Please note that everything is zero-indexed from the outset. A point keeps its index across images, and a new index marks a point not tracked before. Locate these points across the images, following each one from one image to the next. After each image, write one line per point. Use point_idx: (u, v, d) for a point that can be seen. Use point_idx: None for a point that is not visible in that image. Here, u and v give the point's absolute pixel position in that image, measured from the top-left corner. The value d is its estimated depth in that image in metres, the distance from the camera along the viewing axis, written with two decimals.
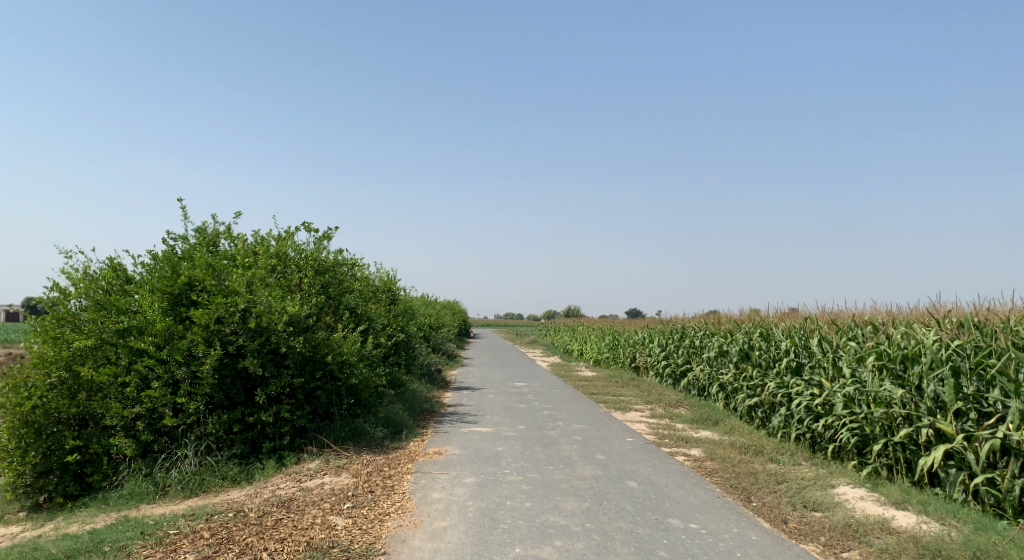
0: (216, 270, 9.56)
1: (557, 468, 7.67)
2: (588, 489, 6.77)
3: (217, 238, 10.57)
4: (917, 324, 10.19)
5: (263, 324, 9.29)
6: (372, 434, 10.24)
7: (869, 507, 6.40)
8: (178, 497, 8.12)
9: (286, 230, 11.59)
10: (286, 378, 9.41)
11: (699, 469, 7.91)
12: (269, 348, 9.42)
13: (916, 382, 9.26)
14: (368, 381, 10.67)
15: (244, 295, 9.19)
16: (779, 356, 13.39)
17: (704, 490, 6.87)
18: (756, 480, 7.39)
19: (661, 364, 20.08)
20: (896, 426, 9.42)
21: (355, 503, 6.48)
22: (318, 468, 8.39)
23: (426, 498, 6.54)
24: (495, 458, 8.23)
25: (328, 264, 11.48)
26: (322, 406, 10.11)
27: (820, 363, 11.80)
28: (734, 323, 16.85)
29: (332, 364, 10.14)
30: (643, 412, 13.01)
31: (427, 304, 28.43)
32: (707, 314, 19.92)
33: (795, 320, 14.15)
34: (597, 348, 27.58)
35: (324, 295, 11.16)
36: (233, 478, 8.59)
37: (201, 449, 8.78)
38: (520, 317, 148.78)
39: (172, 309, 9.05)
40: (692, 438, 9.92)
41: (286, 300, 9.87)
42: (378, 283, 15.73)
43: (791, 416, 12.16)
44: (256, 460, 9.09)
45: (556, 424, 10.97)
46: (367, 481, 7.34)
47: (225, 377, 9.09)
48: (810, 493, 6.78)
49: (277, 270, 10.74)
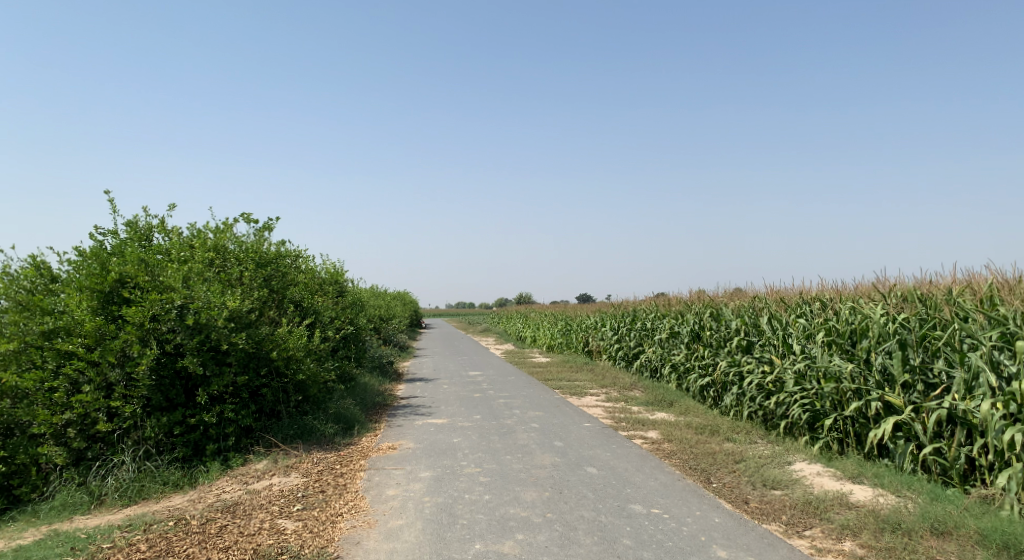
0: (150, 265, 9.03)
1: (515, 457, 7.50)
2: (548, 478, 6.62)
3: (149, 232, 10.00)
4: (864, 299, 10.35)
5: (202, 320, 8.82)
6: (322, 430, 9.89)
7: (827, 482, 6.42)
8: (115, 507, 7.67)
9: (224, 222, 11.06)
10: (229, 376, 8.98)
11: (657, 452, 7.86)
12: (210, 345, 8.97)
13: (864, 356, 9.40)
14: (316, 376, 10.30)
15: (180, 290, 8.72)
16: (729, 335, 13.50)
17: (664, 473, 6.79)
18: (715, 460, 7.36)
19: (614, 348, 20.14)
20: (846, 400, 9.55)
21: (305, 505, 6.18)
22: (266, 469, 8.04)
23: (380, 496, 6.28)
24: (451, 450, 8.00)
25: (270, 257, 11.01)
26: (269, 404, 9.71)
27: (770, 341, 11.92)
28: (684, 305, 16.98)
29: (278, 360, 9.74)
30: (597, 397, 12.98)
31: (376, 295, 27.90)
32: (658, 297, 20.05)
33: (744, 299, 14.29)
34: (549, 334, 27.58)
35: (267, 289, 10.72)
36: (176, 483, 8.16)
37: (140, 454, 8.32)
38: (471, 306, 148.42)
39: (103, 308, 8.53)
40: (649, 420, 9.88)
41: (226, 295, 9.41)
42: (324, 275, 15.26)
43: (743, 395, 12.28)
44: (199, 463, 8.67)
45: (511, 412, 10.83)
46: (318, 481, 7.04)
47: (163, 378, 8.63)
48: (768, 471, 6.78)
49: (216, 264, 10.24)
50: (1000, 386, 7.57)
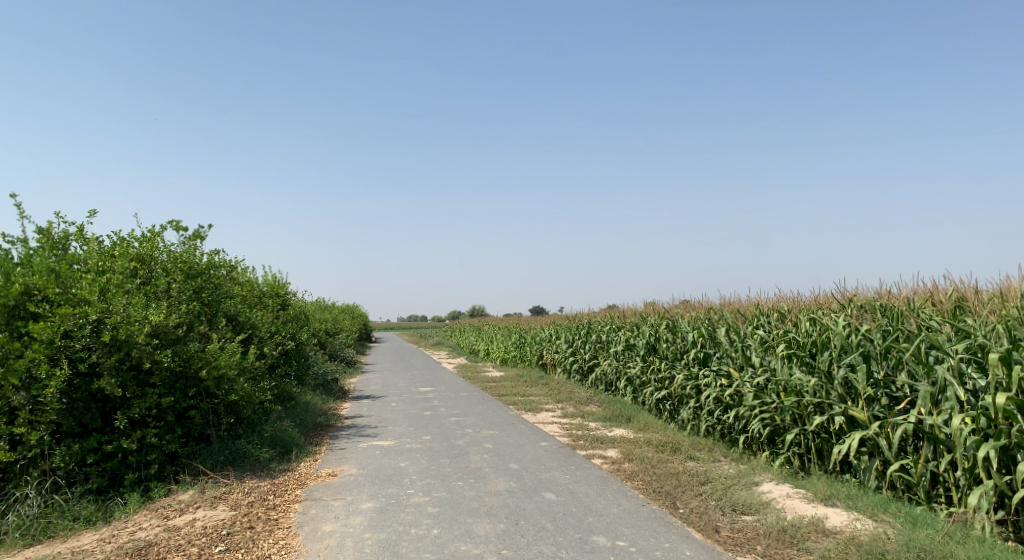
0: (62, 276, 8.18)
1: (467, 484, 6.91)
2: (502, 507, 6.06)
3: (66, 240, 9.12)
4: (824, 310, 10.12)
5: (121, 337, 8.00)
6: (256, 455, 9.14)
7: (798, 505, 6.02)
8: (16, 547, 6.79)
9: (150, 229, 10.21)
10: (152, 397, 8.15)
11: (619, 473, 7.38)
12: (130, 364, 8.13)
13: (825, 369, 9.15)
14: (251, 397, 9.52)
15: (96, 304, 7.89)
16: (686, 347, 13.20)
17: (628, 498, 6.30)
18: (679, 482, 6.91)
19: (568, 361, 19.71)
20: (807, 415, 9.28)
21: (228, 545, 5.49)
22: (191, 500, 7.27)
23: (315, 533, 5.62)
24: (397, 476, 7.38)
25: (201, 267, 10.21)
26: (197, 427, 8.89)
27: (728, 353, 11.63)
28: (639, 316, 16.68)
29: (208, 379, 8.95)
30: (553, 413, 12.47)
31: (323, 309, 26.94)
32: (612, 308, 19.71)
33: (701, 311, 14.02)
34: (503, 347, 27.03)
35: (197, 302, 9.92)
36: (88, 518, 7.33)
37: (46, 487, 7.45)
38: (423, 319, 146.82)
39: (7, 325, 7.66)
40: (607, 438, 9.42)
41: (150, 309, 8.60)
42: (264, 287, 14.43)
43: (701, 408, 11.98)
44: (116, 495, 7.83)
45: (463, 431, 10.24)
46: (247, 515, 6.33)
47: (76, 400, 7.75)
48: (736, 494, 6.35)
49: (140, 274, 9.41)
50: (967, 400, 7.33)
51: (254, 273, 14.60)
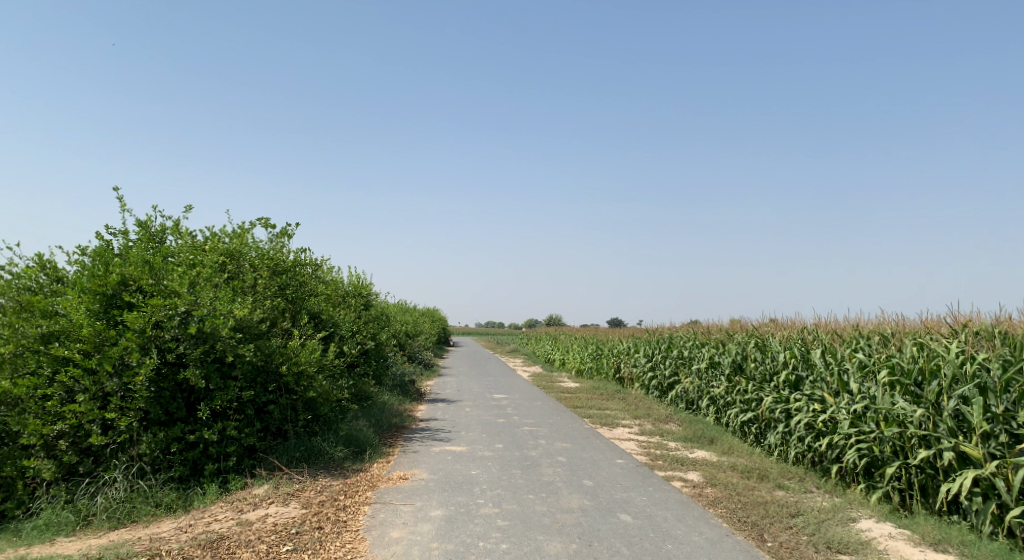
0: (155, 267, 8.46)
1: (539, 498, 6.66)
2: (575, 526, 5.78)
3: (162, 234, 9.45)
4: (933, 335, 9.35)
5: (207, 329, 8.18)
6: (331, 454, 9.18)
7: (903, 548, 5.46)
8: (101, 530, 7.04)
9: (240, 226, 10.48)
10: (233, 390, 8.30)
11: (700, 498, 6.96)
12: (214, 357, 8.30)
13: (933, 400, 8.43)
14: (329, 394, 9.57)
15: (185, 296, 8.11)
16: (776, 369, 12.53)
17: (710, 526, 5.89)
18: (766, 512, 6.43)
19: (647, 376, 19.17)
20: (910, 448, 8.58)
21: (296, 545, 5.44)
22: (266, 495, 7.34)
23: (382, 539, 5.50)
24: (468, 484, 7.20)
25: (287, 265, 10.40)
26: (275, 423, 9.02)
27: (822, 377, 10.94)
28: (725, 334, 16.01)
29: (288, 375, 9.07)
30: (630, 429, 12.06)
31: (404, 311, 27.28)
32: (696, 324, 19.04)
33: (793, 330, 13.29)
34: (580, 358, 26.64)
35: (282, 299, 10.10)
36: (169, 505, 7.50)
37: (133, 472, 7.68)
38: (501, 326, 147.65)
39: (104, 313, 7.98)
40: (688, 459, 8.97)
41: (236, 303, 8.78)
42: (348, 287, 14.64)
43: (790, 434, 11.33)
44: (196, 484, 8.00)
45: (537, 442, 10.00)
46: (318, 515, 6.29)
47: (163, 389, 7.97)
48: (831, 530, 5.84)
49: (229, 269, 9.66)
50: None
51: (338, 273, 14.85)
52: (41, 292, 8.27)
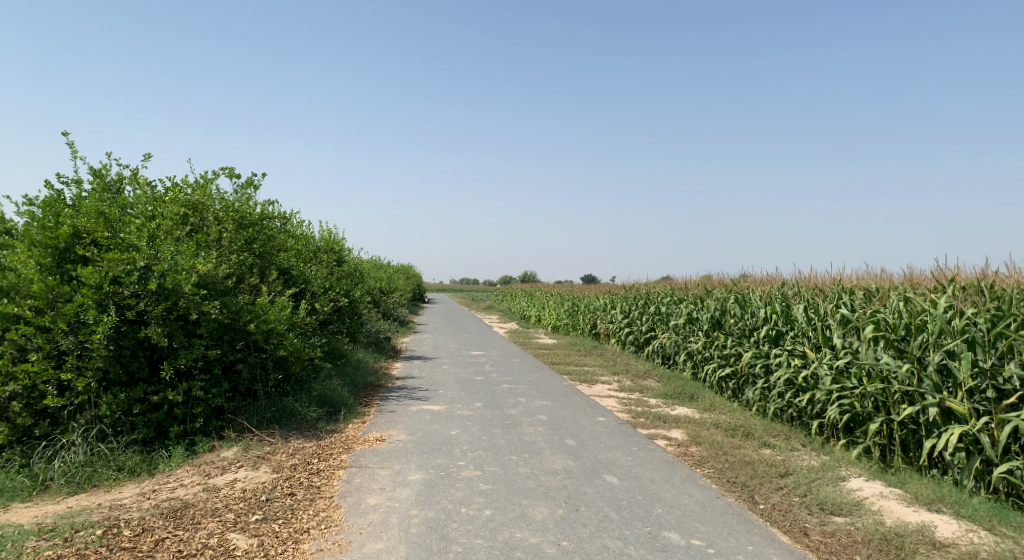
0: (111, 219, 7.93)
1: (522, 459, 6.41)
2: (561, 489, 5.55)
3: (118, 184, 8.87)
4: (919, 290, 9.21)
5: (169, 285, 7.71)
6: (304, 414, 8.84)
7: (896, 509, 5.30)
8: (60, 495, 6.67)
9: (203, 176, 9.92)
10: (199, 349, 7.86)
11: (686, 457, 6.78)
12: (177, 314, 7.84)
13: (919, 355, 8.32)
14: (300, 353, 9.18)
15: (144, 250, 7.61)
16: (756, 324, 12.38)
17: (700, 488, 5.68)
18: (755, 472, 6.25)
19: (624, 332, 19.05)
20: (893, 404, 8.49)
21: (266, 514, 5.14)
22: (234, 459, 7.01)
23: (358, 507, 5.20)
24: (448, 446, 6.93)
25: (254, 218, 9.88)
26: (244, 382, 8.62)
27: (804, 332, 10.81)
28: (703, 289, 15.85)
29: (257, 333, 8.65)
30: (610, 385, 11.89)
31: (378, 267, 26.80)
32: (674, 279, 18.84)
33: (774, 286, 13.13)
34: (555, 315, 26.47)
35: (248, 253, 9.61)
36: (132, 469, 7.13)
37: (92, 435, 7.27)
38: (476, 282, 147.45)
39: (57, 267, 7.49)
40: (671, 417, 8.79)
41: (199, 258, 8.30)
42: (319, 243, 14.15)
43: (769, 389, 11.25)
44: (161, 447, 7.62)
45: (516, 400, 9.74)
46: (290, 480, 5.98)
47: (123, 348, 7.51)
48: (822, 491, 5.68)
49: (192, 222, 9.15)
50: None
51: (309, 227, 14.33)
52: None
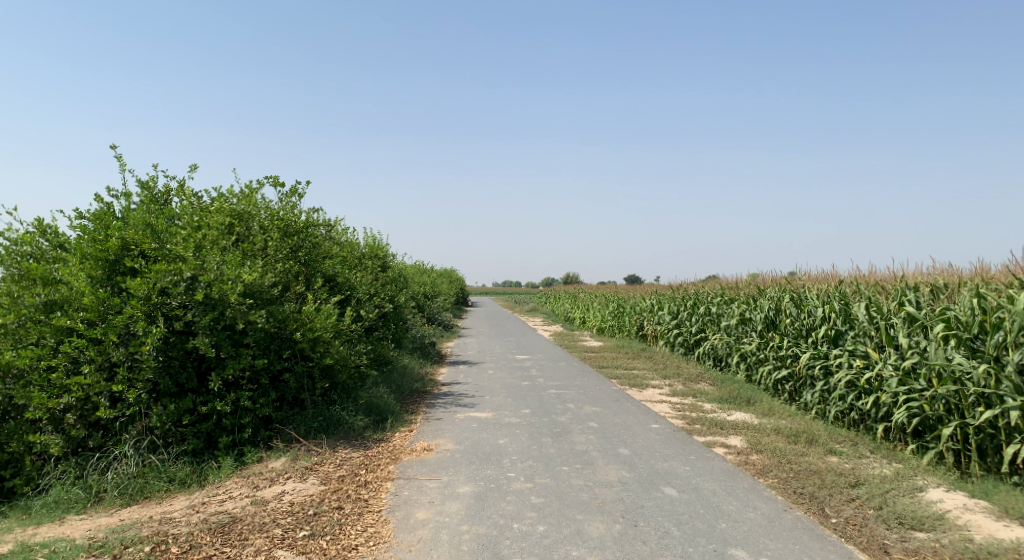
0: (158, 230, 7.97)
1: (574, 470, 6.17)
2: (617, 502, 5.29)
3: (166, 195, 8.93)
4: (993, 285, 8.69)
5: (215, 296, 7.70)
6: (351, 423, 8.75)
7: (984, 523, 4.89)
8: (114, 506, 6.70)
9: (248, 186, 9.95)
10: (245, 359, 7.84)
11: (748, 467, 6.44)
12: (224, 324, 7.83)
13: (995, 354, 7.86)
14: (346, 360, 9.10)
15: (190, 261, 7.64)
16: (813, 324, 11.89)
17: (765, 501, 5.36)
18: (823, 482, 5.89)
19: (672, 333, 18.61)
20: (967, 407, 8.01)
21: (313, 530, 5.02)
22: (283, 470, 6.94)
23: (407, 522, 5.04)
24: (497, 455, 6.73)
25: (299, 226, 9.86)
26: (291, 391, 8.58)
27: (865, 332, 10.32)
28: (756, 288, 15.35)
29: (303, 342, 8.60)
30: (660, 390, 11.55)
31: (423, 273, 26.83)
32: (724, 278, 18.34)
33: (831, 283, 12.61)
34: (601, 316, 26.08)
35: (294, 262, 9.60)
36: (182, 480, 7.11)
37: (144, 446, 7.28)
38: (519, 285, 147.32)
39: (108, 280, 7.55)
40: (728, 423, 8.44)
41: (245, 267, 8.29)
42: (364, 249, 14.13)
43: (830, 392, 10.77)
44: (211, 458, 7.60)
45: (565, 406, 9.50)
46: (337, 493, 5.86)
47: (172, 359, 7.53)
48: (900, 503, 5.29)
49: (237, 232, 9.17)
50: None
51: (353, 234, 14.33)
52: (42, 258, 7.82)
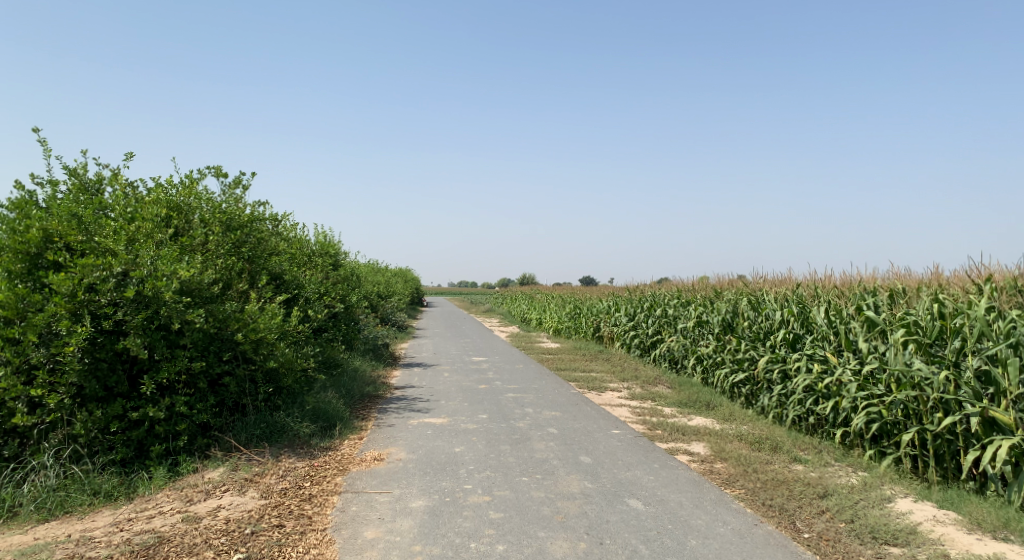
0: (85, 221, 7.35)
1: (534, 481, 5.83)
2: (580, 517, 4.97)
3: (98, 184, 8.28)
4: (952, 290, 8.67)
5: (149, 293, 7.13)
6: (296, 430, 8.25)
7: (958, 537, 4.73)
8: (29, 523, 6.08)
9: (189, 177, 9.33)
10: (182, 361, 7.27)
11: (713, 476, 6.21)
12: (158, 324, 7.25)
13: (955, 360, 7.83)
14: (292, 363, 8.59)
15: (121, 255, 7.05)
16: (771, 327, 11.81)
17: (734, 514, 5.11)
18: (792, 493, 5.67)
19: (629, 335, 18.48)
20: (926, 412, 7.94)
21: (249, 552, 4.57)
22: (220, 481, 6.42)
23: (354, 542, 4.64)
24: (453, 465, 6.35)
25: (243, 220, 9.30)
26: (232, 396, 8.04)
27: (824, 336, 10.25)
28: (713, 291, 15.28)
29: (245, 343, 8.06)
30: (619, 393, 11.32)
31: (376, 272, 26.21)
32: (680, 281, 18.28)
33: (788, 287, 12.57)
34: (557, 318, 25.87)
35: (236, 258, 9.03)
36: (108, 493, 6.53)
37: (66, 456, 6.67)
38: (474, 285, 146.79)
39: (28, 274, 6.90)
40: (690, 429, 8.22)
41: (182, 263, 7.73)
42: (314, 246, 13.55)
43: (787, 396, 10.69)
44: (141, 468, 7.01)
45: (523, 411, 9.18)
46: (278, 509, 5.40)
47: (100, 361, 6.93)
48: (871, 515, 5.10)
49: (175, 225, 8.57)
50: None
51: (303, 230, 13.75)
52: None
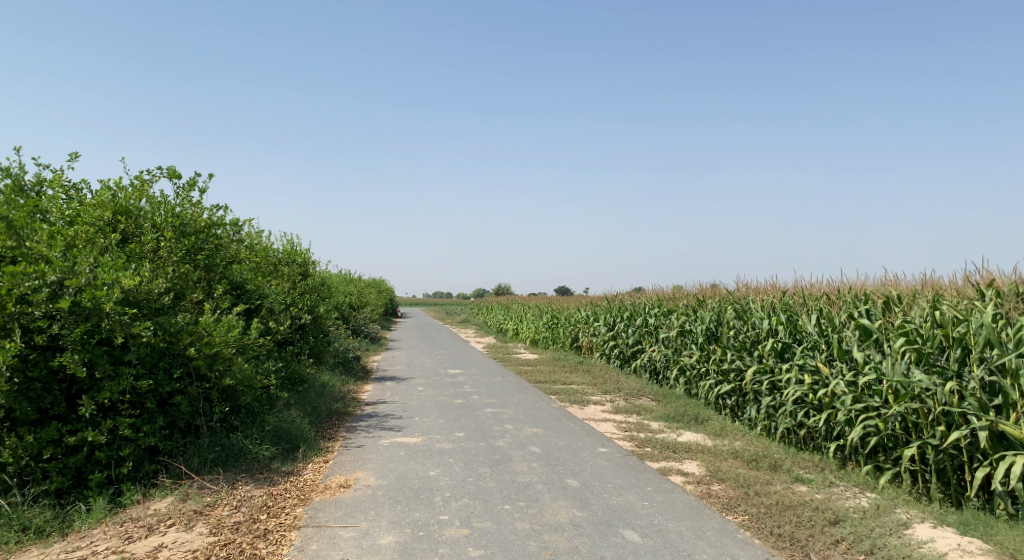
0: (18, 226, 6.62)
1: (517, 510, 5.25)
2: (571, 553, 4.42)
3: (38, 186, 7.56)
4: (951, 297, 8.31)
5: (89, 304, 6.43)
6: (255, 453, 7.59)
7: None
8: None
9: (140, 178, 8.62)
10: (126, 380, 6.58)
11: (712, 500, 5.69)
12: (99, 339, 6.55)
13: (957, 370, 7.44)
14: (251, 381, 7.93)
15: (56, 263, 6.34)
16: (759, 336, 11.38)
17: (741, 547, 4.58)
18: (800, 520, 5.16)
19: (608, 345, 18.00)
20: (928, 426, 7.52)
21: None
22: (165, 514, 5.73)
23: None
24: (427, 492, 5.75)
25: (198, 225, 8.62)
26: (183, 417, 7.33)
27: (815, 345, 9.83)
28: (694, 300, 14.86)
29: (198, 359, 7.39)
30: (603, 407, 10.79)
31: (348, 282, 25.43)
32: (660, 290, 17.88)
33: (775, 295, 12.17)
34: (535, 328, 25.33)
35: (191, 265, 8.34)
36: (39, 529, 5.81)
37: None
38: (449, 296, 145.86)
39: None
40: (680, 445, 7.70)
41: (127, 271, 7.03)
42: (280, 254, 12.85)
43: (777, 408, 10.23)
44: (78, 499, 6.30)
45: (502, 428, 8.60)
46: (229, 548, 4.75)
47: (32, 381, 6.21)
48: (892, 545, 4.61)
49: (123, 231, 7.87)
50: None
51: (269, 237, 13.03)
52: None
